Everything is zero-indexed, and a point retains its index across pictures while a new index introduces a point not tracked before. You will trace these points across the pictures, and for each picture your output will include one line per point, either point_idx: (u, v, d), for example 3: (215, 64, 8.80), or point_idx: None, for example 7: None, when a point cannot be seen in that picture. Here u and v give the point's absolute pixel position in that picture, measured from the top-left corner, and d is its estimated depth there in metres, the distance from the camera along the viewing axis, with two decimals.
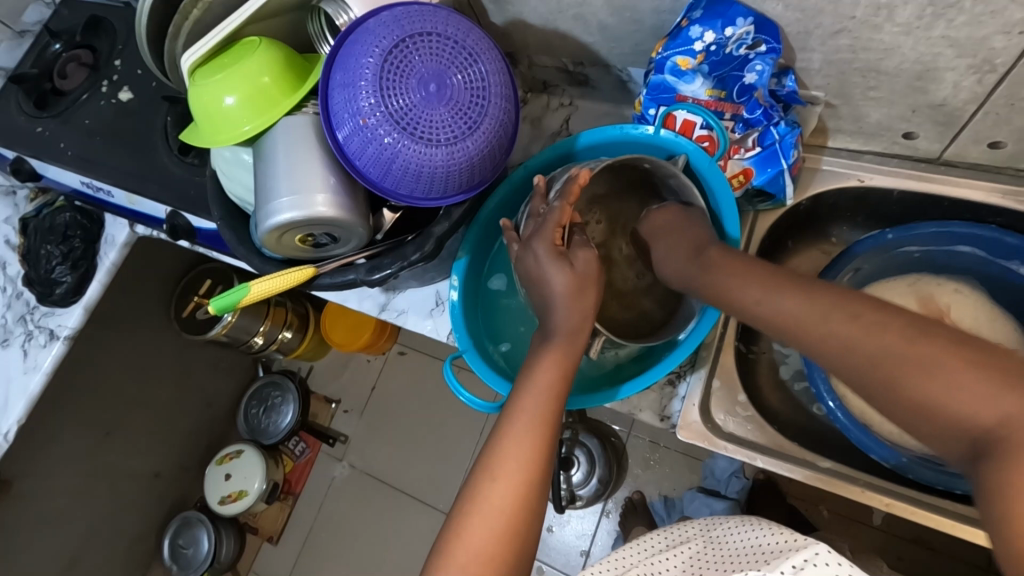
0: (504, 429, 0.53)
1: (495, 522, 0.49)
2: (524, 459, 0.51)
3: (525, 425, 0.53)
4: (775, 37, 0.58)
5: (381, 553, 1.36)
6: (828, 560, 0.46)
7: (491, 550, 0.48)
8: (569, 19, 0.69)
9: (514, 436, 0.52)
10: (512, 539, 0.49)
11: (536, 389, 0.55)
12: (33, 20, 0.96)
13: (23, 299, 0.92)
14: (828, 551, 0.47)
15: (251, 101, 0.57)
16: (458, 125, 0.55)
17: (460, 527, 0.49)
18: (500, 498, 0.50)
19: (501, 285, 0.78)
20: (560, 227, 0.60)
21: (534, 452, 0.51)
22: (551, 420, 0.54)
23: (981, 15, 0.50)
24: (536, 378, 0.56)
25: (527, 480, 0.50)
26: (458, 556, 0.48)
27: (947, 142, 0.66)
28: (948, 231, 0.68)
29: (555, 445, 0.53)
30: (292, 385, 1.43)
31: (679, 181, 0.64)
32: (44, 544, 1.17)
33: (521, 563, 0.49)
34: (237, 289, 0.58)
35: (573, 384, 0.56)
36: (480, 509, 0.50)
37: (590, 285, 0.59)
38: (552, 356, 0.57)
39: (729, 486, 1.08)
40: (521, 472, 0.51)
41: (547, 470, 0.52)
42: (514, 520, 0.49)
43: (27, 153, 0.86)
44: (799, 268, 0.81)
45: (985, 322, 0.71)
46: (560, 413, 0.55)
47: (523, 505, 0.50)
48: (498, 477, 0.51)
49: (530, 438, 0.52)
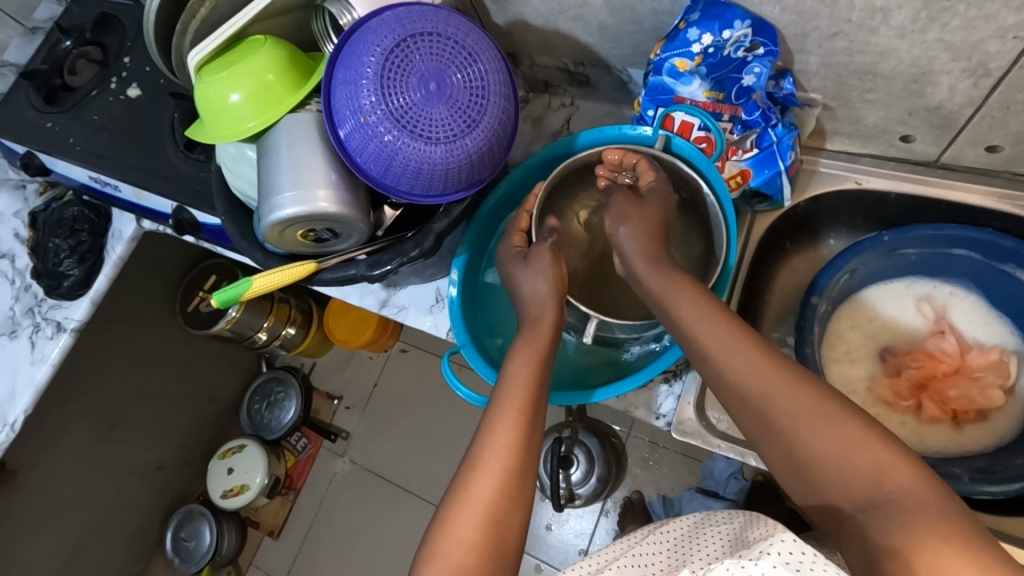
0: (488, 421, 0.55)
1: (478, 510, 0.50)
2: (505, 449, 0.52)
3: (506, 416, 0.54)
4: (772, 39, 0.59)
5: (381, 549, 1.37)
6: (792, 548, 0.44)
7: (475, 537, 0.49)
8: (571, 19, 0.69)
9: (497, 426, 0.54)
10: (495, 525, 0.50)
11: (517, 380, 0.57)
12: (44, 17, 0.98)
13: (32, 292, 0.93)
14: (793, 539, 0.45)
15: (256, 98, 0.58)
16: (457, 123, 0.56)
17: (445, 517, 0.51)
18: (484, 485, 0.51)
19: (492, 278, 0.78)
20: (521, 230, 0.69)
21: (514, 439, 0.53)
22: (534, 411, 0.55)
23: (975, 19, 0.51)
24: (513, 372, 0.58)
25: (509, 468, 0.52)
26: (443, 545, 0.49)
27: (944, 145, 0.66)
28: (943, 233, 0.68)
29: (537, 435, 0.55)
30: (295, 380, 1.45)
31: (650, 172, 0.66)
32: (48, 534, 1.19)
33: (507, 553, 0.50)
34: (240, 283, 0.59)
35: (548, 373, 0.58)
36: (466, 497, 0.51)
37: (542, 274, 0.63)
38: (525, 349, 0.59)
39: (729, 487, 1.09)
40: (501, 460, 0.52)
41: (530, 458, 0.53)
42: (498, 507, 0.50)
43: (36, 147, 0.87)
44: (795, 270, 0.82)
45: (977, 327, 0.73)
46: (541, 402, 0.57)
47: (504, 493, 0.51)
48: (482, 465, 0.52)
49: (511, 426, 0.54)
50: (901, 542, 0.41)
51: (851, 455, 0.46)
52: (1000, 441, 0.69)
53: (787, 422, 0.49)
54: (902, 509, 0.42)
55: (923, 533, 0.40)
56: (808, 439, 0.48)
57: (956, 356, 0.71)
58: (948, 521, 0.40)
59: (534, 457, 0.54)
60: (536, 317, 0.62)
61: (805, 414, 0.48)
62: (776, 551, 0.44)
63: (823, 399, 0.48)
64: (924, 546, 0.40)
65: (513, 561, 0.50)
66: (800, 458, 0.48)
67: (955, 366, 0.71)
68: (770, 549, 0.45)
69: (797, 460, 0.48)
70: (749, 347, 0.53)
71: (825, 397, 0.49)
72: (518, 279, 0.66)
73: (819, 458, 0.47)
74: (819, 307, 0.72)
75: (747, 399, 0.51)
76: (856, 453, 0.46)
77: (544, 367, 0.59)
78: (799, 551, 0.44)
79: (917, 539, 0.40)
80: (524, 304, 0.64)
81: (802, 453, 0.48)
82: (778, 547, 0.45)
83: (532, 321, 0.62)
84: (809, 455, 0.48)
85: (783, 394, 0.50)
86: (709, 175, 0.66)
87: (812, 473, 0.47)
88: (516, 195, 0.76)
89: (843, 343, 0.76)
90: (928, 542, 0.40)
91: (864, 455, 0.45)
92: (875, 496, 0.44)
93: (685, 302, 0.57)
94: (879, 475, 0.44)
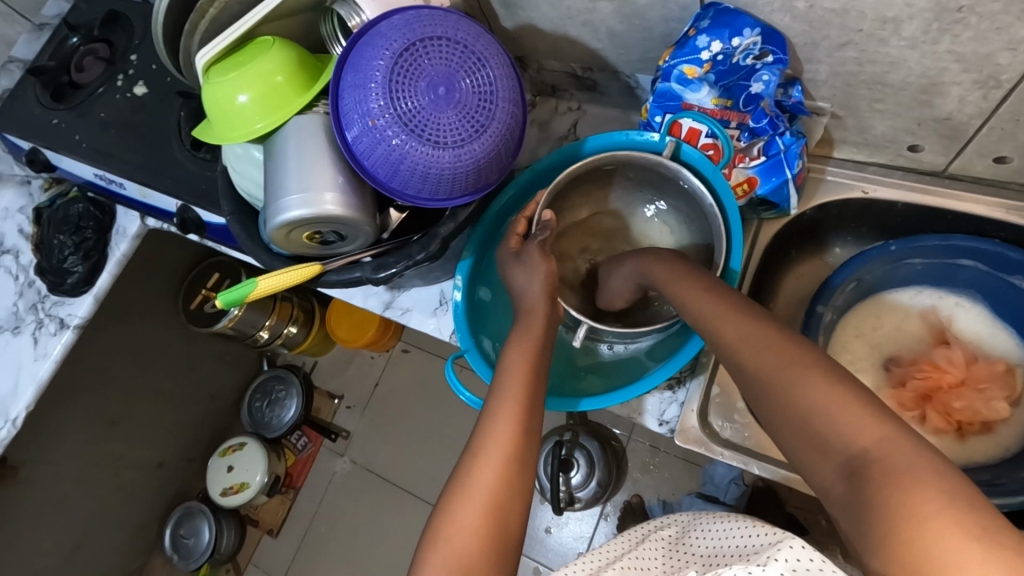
0: (488, 409, 0.55)
1: (480, 499, 0.50)
2: (506, 437, 0.52)
3: (506, 406, 0.54)
4: (782, 47, 0.59)
5: (380, 549, 1.37)
6: (800, 554, 0.44)
7: (477, 527, 0.49)
8: (579, 25, 0.69)
9: (498, 413, 0.54)
10: (497, 516, 0.49)
11: (514, 369, 0.57)
12: (52, 13, 0.97)
13: (35, 288, 0.93)
14: (801, 545, 0.45)
15: (263, 99, 0.58)
16: (466, 128, 0.56)
17: (448, 505, 0.51)
18: (485, 475, 0.51)
19: (490, 294, 0.77)
20: (517, 234, 0.68)
21: (514, 428, 0.53)
22: (533, 400, 0.55)
23: (987, 31, 0.51)
24: (511, 362, 0.58)
25: (510, 458, 0.52)
26: (445, 533, 0.49)
27: (953, 156, 0.66)
28: (949, 244, 0.68)
29: (537, 423, 0.55)
30: (296, 379, 1.45)
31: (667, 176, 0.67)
32: (47, 530, 1.19)
33: (509, 547, 0.49)
34: (245, 284, 0.59)
35: (544, 364, 0.58)
36: (467, 488, 0.51)
37: (540, 272, 0.63)
38: (522, 345, 0.59)
39: (728, 492, 1.06)
40: (502, 449, 0.52)
41: (530, 449, 0.53)
42: (500, 497, 0.50)
43: (42, 144, 0.87)
44: (801, 278, 0.82)
45: (983, 336, 0.73)
46: (541, 392, 0.57)
47: (506, 484, 0.51)
48: (481, 455, 0.52)
49: (510, 416, 0.54)
50: (893, 511, 0.38)
51: (832, 416, 0.43)
52: (1005, 453, 0.69)
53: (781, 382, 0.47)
54: (884, 471, 0.40)
55: (908, 491, 0.38)
56: (792, 399, 0.45)
57: (962, 367, 0.70)
58: (941, 481, 0.38)
59: (534, 449, 0.54)
60: (528, 312, 0.62)
61: (791, 374, 0.46)
62: (784, 557, 0.44)
63: (813, 360, 0.46)
64: (908, 508, 0.38)
65: (515, 550, 0.50)
66: (788, 425, 0.46)
67: (960, 378, 0.70)
68: (778, 555, 0.45)
69: (779, 425, 0.46)
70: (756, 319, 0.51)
71: (815, 359, 0.46)
72: (515, 279, 0.65)
73: (803, 425, 0.45)
74: (825, 315, 0.72)
75: (746, 369, 0.49)
76: (836, 413, 0.43)
77: (541, 356, 0.58)
78: (809, 558, 0.43)
79: (903, 500, 0.38)
80: (519, 298, 0.64)
81: (787, 419, 0.46)
82: (786, 553, 0.44)
83: (525, 314, 0.62)
84: (794, 422, 0.45)
85: (769, 356, 0.48)
86: (716, 183, 0.66)
87: (794, 438, 0.45)
88: (517, 204, 0.76)
89: (848, 353, 0.76)
90: (917, 504, 0.38)
91: (845, 414, 0.43)
92: (853, 458, 0.42)
93: (695, 284, 0.57)
94: (856, 432, 0.42)
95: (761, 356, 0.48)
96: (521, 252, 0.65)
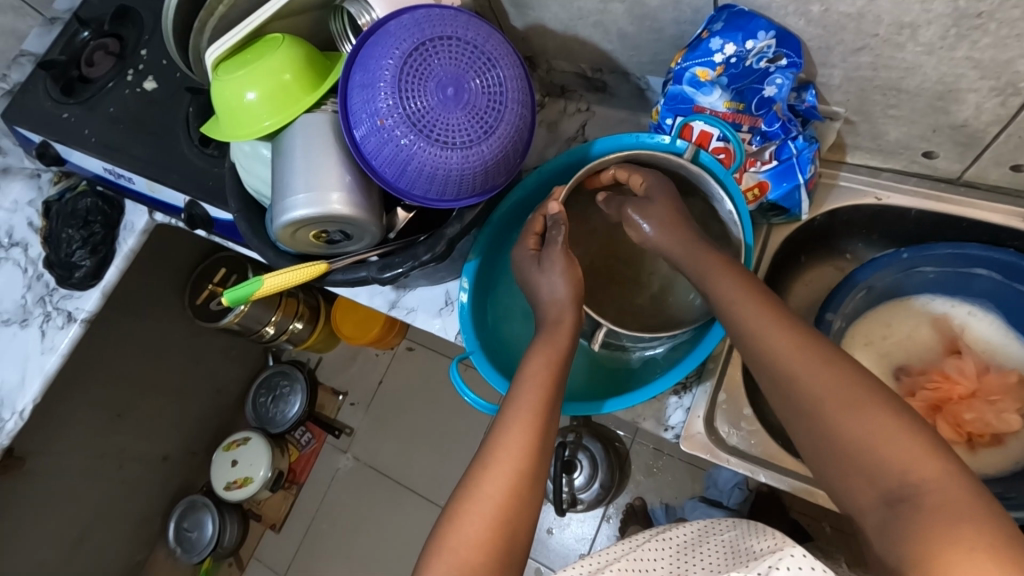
0: (502, 419, 0.54)
1: (488, 507, 0.50)
2: (518, 448, 0.52)
3: (520, 417, 0.54)
4: (796, 51, 0.58)
5: (381, 546, 1.37)
6: (799, 564, 0.46)
7: (485, 535, 0.48)
8: (590, 26, 0.69)
9: (513, 422, 0.53)
10: (505, 525, 0.49)
11: (533, 379, 0.56)
12: (63, 8, 0.97)
13: (43, 281, 0.93)
14: (801, 554, 0.47)
15: (273, 97, 0.58)
16: (475, 129, 0.56)
17: (455, 512, 0.50)
18: (495, 483, 0.50)
19: (495, 320, 0.76)
20: (534, 234, 0.67)
21: (529, 439, 0.52)
22: (550, 412, 0.55)
23: (1007, 38, 0.50)
24: (529, 371, 0.57)
25: (522, 469, 0.51)
26: (449, 540, 0.49)
27: (967, 163, 0.65)
28: (963, 252, 0.67)
29: (551, 435, 0.54)
30: (301, 375, 1.45)
31: (687, 172, 0.66)
32: (52, 521, 1.19)
33: (513, 553, 0.49)
34: (250, 282, 0.58)
35: (564, 378, 0.57)
36: (477, 494, 0.50)
37: (558, 276, 0.62)
38: (541, 357, 0.58)
39: (732, 497, 1.07)
40: (514, 458, 0.52)
41: (542, 459, 0.53)
42: (508, 506, 0.50)
43: (51, 138, 0.87)
44: (809, 284, 0.81)
45: (998, 348, 0.72)
46: (558, 404, 0.56)
47: (516, 493, 0.50)
48: (493, 464, 0.51)
49: (526, 427, 0.53)
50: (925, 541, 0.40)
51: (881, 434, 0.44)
52: (1015, 466, 0.68)
53: (813, 396, 0.48)
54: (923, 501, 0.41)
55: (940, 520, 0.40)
56: (832, 417, 0.46)
57: (973, 378, 0.70)
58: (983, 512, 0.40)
59: (547, 457, 0.53)
60: (556, 322, 0.60)
61: (827, 384, 0.47)
62: (785, 567, 0.46)
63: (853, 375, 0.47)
64: (945, 532, 0.39)
65: (519, 560, 0.50)
66: (821, 440, 0.47)
67: (971, 390, 0.70)
68: (779, 563, 0.46)
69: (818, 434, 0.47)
70: (772, 331, 0.51)
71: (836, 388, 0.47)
72: (536, 283, 0.64)
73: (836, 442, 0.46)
74: (835, 323, 0.73)
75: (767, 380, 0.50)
76: (886, 432, 0.44)
77: (562, 370, 0.57)
78: (810, 567, 0.45)
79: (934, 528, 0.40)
80: (542, 306, 0.63)
81: (824, 436, 0.47)
82: (787, 562, 0.46)
83: (551, 324, 0.61)
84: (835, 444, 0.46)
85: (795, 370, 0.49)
86: (729, 186, 0.64)
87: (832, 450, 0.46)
88: (528, 204, 0.76)
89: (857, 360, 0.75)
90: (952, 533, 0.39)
91: (892, 435, 0.44)
92: (898, 484, 0.43)
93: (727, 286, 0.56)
94: (890, 457, 0.44)
95: (797, 363, 0.49)
96: (541, 258, 0.65)
